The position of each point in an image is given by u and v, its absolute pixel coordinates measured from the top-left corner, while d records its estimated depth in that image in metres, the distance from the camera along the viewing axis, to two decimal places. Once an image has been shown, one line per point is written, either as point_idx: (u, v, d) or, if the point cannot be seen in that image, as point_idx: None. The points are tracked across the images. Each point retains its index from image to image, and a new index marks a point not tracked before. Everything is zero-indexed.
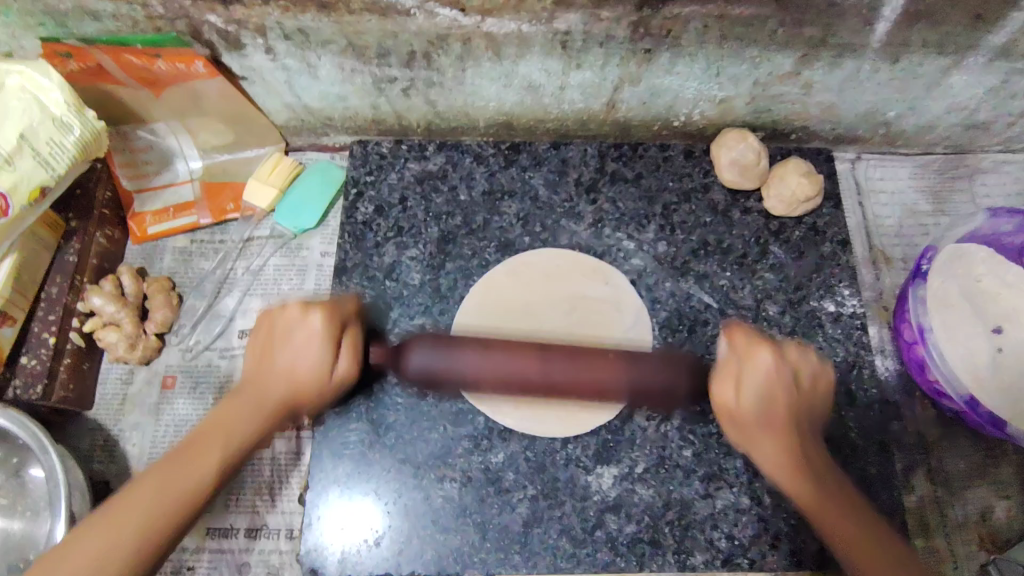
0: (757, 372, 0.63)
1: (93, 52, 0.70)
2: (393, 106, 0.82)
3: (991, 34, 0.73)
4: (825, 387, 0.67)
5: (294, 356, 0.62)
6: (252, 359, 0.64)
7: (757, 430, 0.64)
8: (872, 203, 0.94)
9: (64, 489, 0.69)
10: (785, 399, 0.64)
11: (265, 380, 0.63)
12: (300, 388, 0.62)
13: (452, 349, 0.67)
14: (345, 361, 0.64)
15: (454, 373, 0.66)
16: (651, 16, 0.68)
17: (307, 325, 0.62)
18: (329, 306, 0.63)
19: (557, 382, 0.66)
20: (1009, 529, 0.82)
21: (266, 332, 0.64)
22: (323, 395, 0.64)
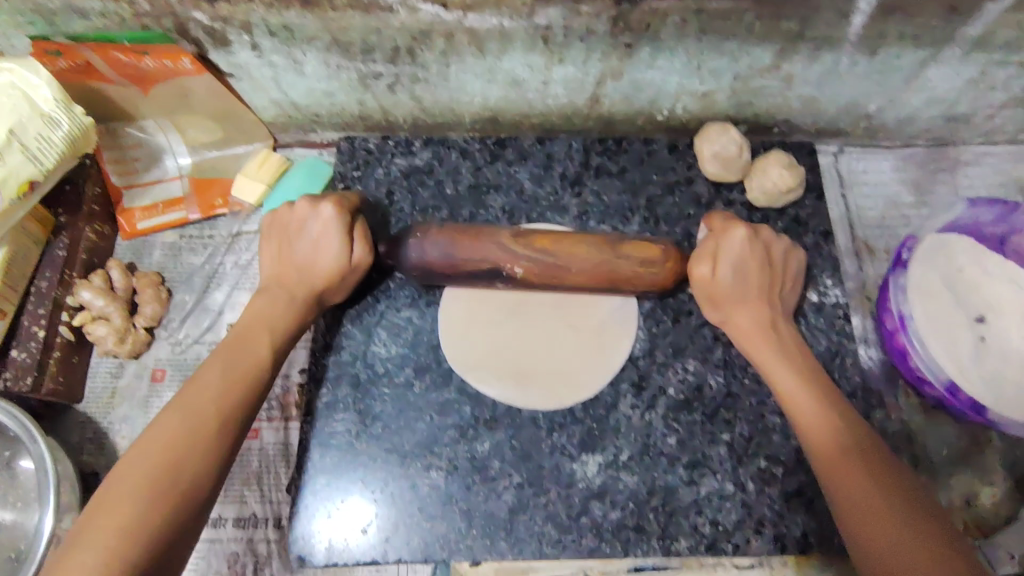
0: (733, 250, 0.74)
1: (81, 50, 0.71)
2: (379, 102, 0.84)
3: (966, 26, 0.74)
4: (796, 260, 0.77)
5: (309, 242, 0.72)
6: (269, 260, 0.74)
7: (734, 297, 0.73)
8: (854, 195, 0.95)
9: (54, 479, 0.70)
10: (758, 280, 0.74)
11: (291, 265, 0.72)
12: (314, 278, 0.72)
13: (460, 238, 0.72)
14: (360, 246, 0.73)
15: (445, 253, 0.71)
16: (630, 11, 0.70)
17: (320, 218, 0.72)
18: (335, 202, 0.72)
19: (546, 277, 0.71)
20: (992, 515, 0.82)
21: (281, 238, 0.73)
22: (343, 283, 0.73)
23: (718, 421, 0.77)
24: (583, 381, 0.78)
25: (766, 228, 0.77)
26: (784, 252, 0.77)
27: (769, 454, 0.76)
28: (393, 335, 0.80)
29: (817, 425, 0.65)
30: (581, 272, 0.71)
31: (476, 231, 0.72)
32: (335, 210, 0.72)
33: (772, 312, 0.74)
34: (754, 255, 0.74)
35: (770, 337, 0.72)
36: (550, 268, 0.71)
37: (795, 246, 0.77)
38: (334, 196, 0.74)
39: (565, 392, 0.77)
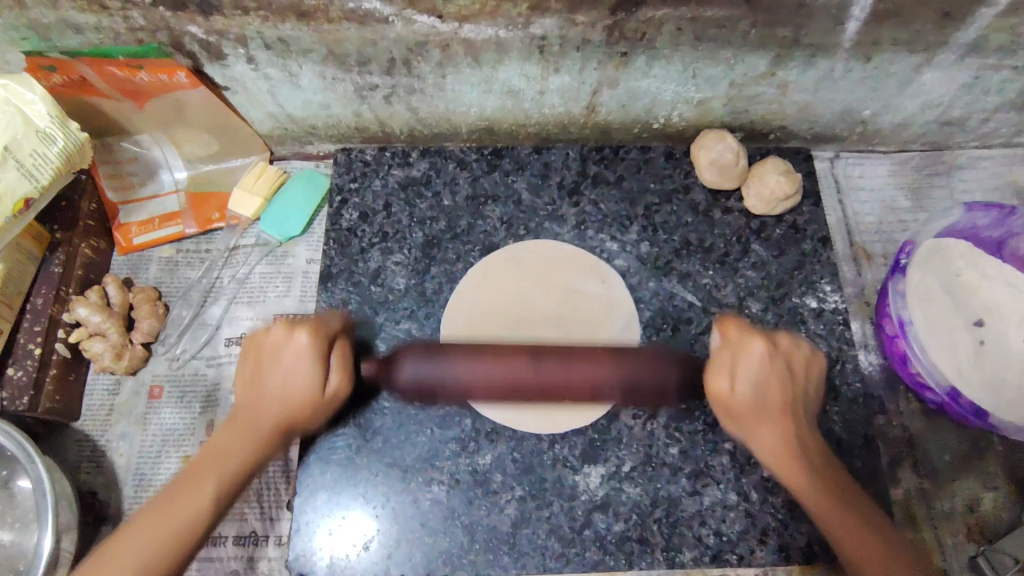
0: (756, 377, 0.63)
1: (75, 64, 0.71)
2: (375, 113, 0.83)
3: (959, 31, 0.75)
4: (817, 375, 0.68)
5: (280, 377, 0.62)
6: (241, 384, 0.64)
7: (747, 409, 0.64)
8: (851, 200, 0.95)
9: (50, 498, 0.69)
10: (777, 391, 0.64)
11: (261, 396, 0.62)
12: (294, 419, 0.62)
13: (474, 365, 0.66)
14: (337, 381, 0.63)
15: (450, 381, 0.66)
16: (625, 20, 0.70)
17: (294, 348, 0.62)
18: (312, 328, 0.62)
19: (548, 382, 0.66)
20: (996, 520, 0.82)
21: (257, 360, 0.63)
22: (317, 413, 0.64)
23: (720, 430, 0.77)
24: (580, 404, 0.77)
25: (784, 334, 0.68)
26: (790, 343, 0.67)
27: None
28: (393, 348, 0.79)
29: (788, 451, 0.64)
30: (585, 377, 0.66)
31: (503, 353, 0.66)
32: (309, 339, 0.62)
33: (785, 373, 0.64)
34: (756, 338, 0.64)
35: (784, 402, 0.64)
36: (556, 373, 0.66)
37: (815, 351, 0.69)
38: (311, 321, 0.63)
39: (562, 409, 0.76)
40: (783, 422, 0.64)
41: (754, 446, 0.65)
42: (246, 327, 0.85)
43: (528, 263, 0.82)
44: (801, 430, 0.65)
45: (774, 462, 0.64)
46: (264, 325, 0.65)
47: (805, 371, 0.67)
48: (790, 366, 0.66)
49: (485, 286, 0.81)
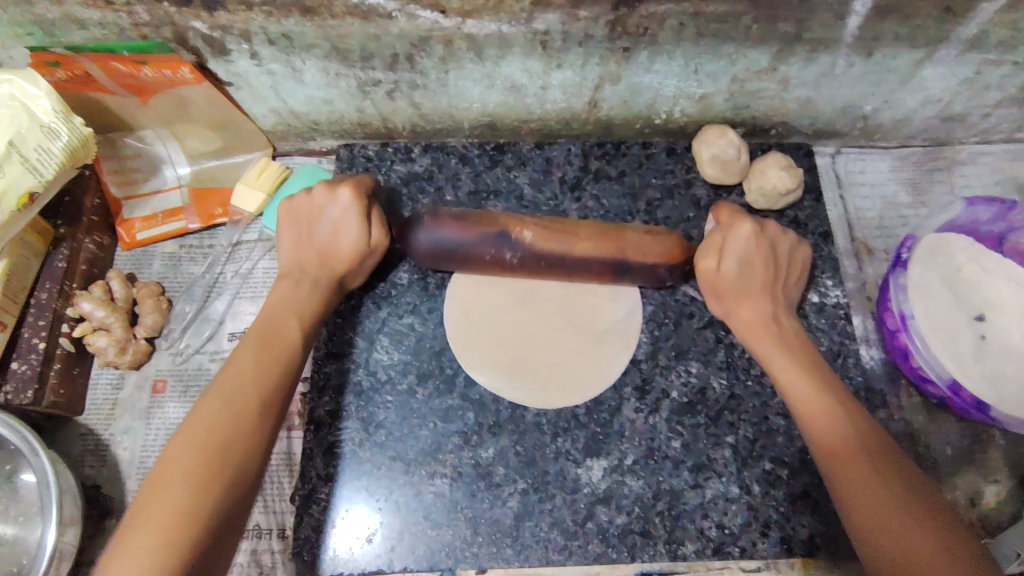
0: (735, 254, 0.73)
1: (79, 60, 0.71)
2: (378, 109, 0.84)
3: (960, 26, 0.75)
4: (800, 271, 0.77)
5: (329, 227, 0.73)
6: (289, 244, 0.74)
7: (732, 291, 0.74)
8: (853, 196, 0.95)
9: (55, 491, 0.70)
10: (759, 270, 0.74)
11: (314, 243, 0.73)
12: (332, 260, 0.73)
13: (462, 226, 0.72)
14: (376, 229, 0.73)
15: (455, 246, 0.72)
16: (628, 15, 0.70)
17: (339, 200, 0.72)
18: (354, 186, 0.72)
19: (558, 271, 0.74)
20: (997, 513, 0.82)
21: (300, 221, 0.74)
22: (360, 264, 0.74)
23: (722, 423, 0.77)
24: (572, 386, 0.77)
25: (774, 226, 0.76)
26: (775, 235, 0.75)
27: (774, 456, 0.76)
28: (396, 342, 0.80)
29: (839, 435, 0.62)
30: (591, 262, 0.73)
31: (480, 218, 0.72)
32: (350, 194, 0.71)
33: (769, 307, 0.74)
34: (742, 217, 0.75)
35: (772, 330, 0.72)
36: (546, 272, 0.74)
37: (801, 244, 0.77)
38: (353, 179, 0.74)
39: (556, 399, 0.77)
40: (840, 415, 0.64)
41: (733, 314, 0.75)
42: (249, 322, 0.85)
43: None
44: (780, 312, 0.74)
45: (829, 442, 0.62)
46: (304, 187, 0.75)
47: (784, 264, 0.75)
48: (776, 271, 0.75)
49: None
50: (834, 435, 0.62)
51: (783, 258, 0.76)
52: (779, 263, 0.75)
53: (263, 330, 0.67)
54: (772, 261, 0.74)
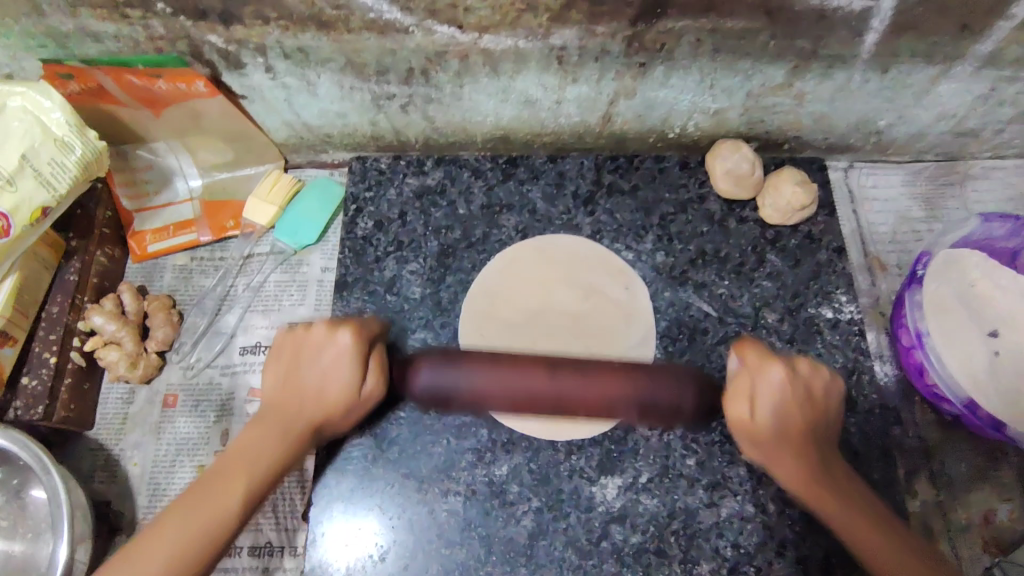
0: (768, 399, 0.65)
1: (92, 73, 0.71)
2: (391, 122, 0.83)
3: (978, 43, 0.74)
4: (836, 397, 0.69)
5: (319, 372, 0.65)
6: (274, 378, 0.67)
7: (773, 432, 0.65)
8: (866, 210, 0.95)
9: (66, 508, 0.69)
10: (796, 405, 0.65)
11: (300, 392, 0.65)
12: (318, 407, 0.65)
13: (451, 363, 0.68)
14: (373, 385, 0.67)
15: (463, 390, 0.67)
16: (644, 31, 0.70)
17: (335, 347, 0.65)
18: (353, 330, 0.66)
19: (567, 397, 0.66)
20: (1012, 531, 0.82)
21: (291, 361, 0.66)
22: (349, 412, 0.67)
23: (737, 441, 0.76)
24: (582, 412, 0.76)
25: (805, 360, 0.68)
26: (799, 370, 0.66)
27: None
28: None
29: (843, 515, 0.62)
30: (589, 395, 0.66)
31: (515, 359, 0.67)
32: (349, 341, 0.65)
33: (811, 413, 0.66)
34: (760, 354, 0.67)
35: (826, 486, 0.64)
36: (579, 389, 0.66)
37: (836, 375, 0.69)
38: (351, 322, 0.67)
39: (566, 425, 0.76)
40: (805, 456, 0.65)
41: (773, 471, 0.66)
42: (261, 336, 0.85)
43: (557, 261, 0.83)
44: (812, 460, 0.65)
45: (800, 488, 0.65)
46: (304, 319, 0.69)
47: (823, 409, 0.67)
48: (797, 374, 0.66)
49: (509, 278, 0.83)
50: (794, 475, 0.65)
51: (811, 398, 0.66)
52: (824, 428, 0.67)
53: (267, 418, 0.65)
54: (807, 400, 0.66)
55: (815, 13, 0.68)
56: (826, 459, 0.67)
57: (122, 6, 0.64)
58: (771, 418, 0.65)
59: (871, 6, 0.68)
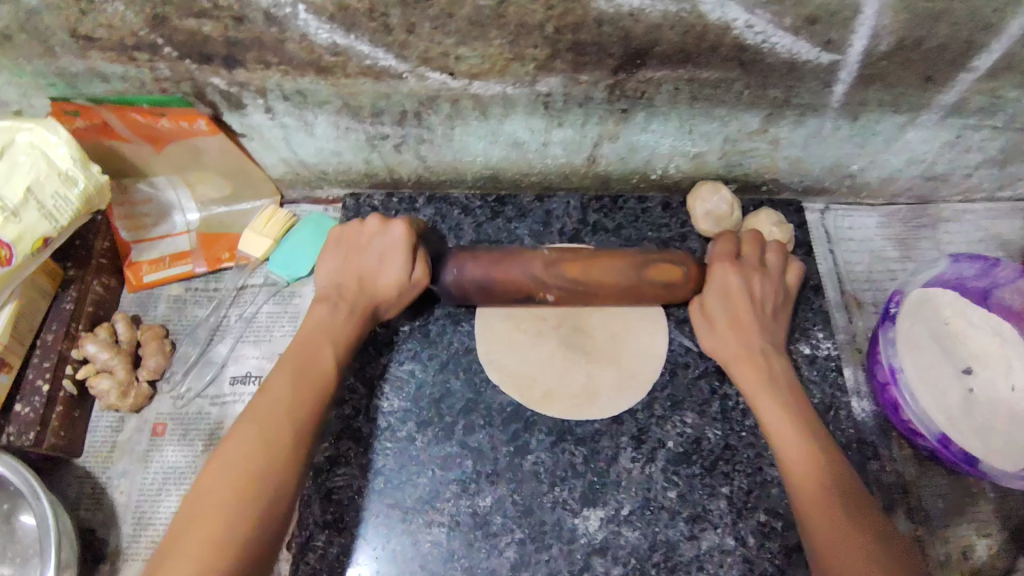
0: (717, 284, 0.78)
1: (100, 110, 0.75)
2: (385, 160, 0.87)
3: (941, 94, 0.79)
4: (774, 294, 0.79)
5: (376, 257, 0.74)
6: (331, 268, 0.76)
7: (721, 325, 0.78)
8: (842, 251, 0.99)
9: (54, 534, 0.70)
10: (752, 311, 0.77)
11: (359, 270, 0.74)
12: (371, 288, 0.74)
13: (480, 262, 0.76)
14: (420, 268, 0.75)
15: (484, 275, 0.76)
16: (626, 80, 0.74)
17: (389, 235, 0.74)
18: (403, 221, 0.75)
19: (576, 283, 0.75)
20: (990, 567, 0.83)
21: (348, 247, 0.76)
22: (397, 298, 0.75)
23: (717, 474, 0.78)
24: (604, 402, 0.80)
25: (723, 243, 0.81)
26: (782, 255, 0.81)
27: (768, 507, 0.76)
28: (397, 389, 0.82)
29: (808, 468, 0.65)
30: (599, 287, 0.76)
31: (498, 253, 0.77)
32: (402, 230, 0.74)
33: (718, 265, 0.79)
34: (724, 264, 0.78)
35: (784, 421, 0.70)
36: (579, 262, 0.76)
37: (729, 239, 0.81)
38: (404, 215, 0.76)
39: (585, 408, 0.80)
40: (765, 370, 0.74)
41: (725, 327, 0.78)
42: (251, 366, 0.86)
43: None
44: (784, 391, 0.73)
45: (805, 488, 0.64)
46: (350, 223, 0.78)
47: (769, 300, 0.78)
48: (762, 263, 0.80)
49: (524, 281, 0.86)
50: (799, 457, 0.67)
51: (776, 275, 0.80)
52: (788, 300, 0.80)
53: (318, 331, 0.71)
54: (761, 273, 0.79)
55: (785, 66, 0.73)
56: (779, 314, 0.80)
57: (130, 50, 0.68)
58: (718, 317, 0.78)
59: (838, 59, 0.72)
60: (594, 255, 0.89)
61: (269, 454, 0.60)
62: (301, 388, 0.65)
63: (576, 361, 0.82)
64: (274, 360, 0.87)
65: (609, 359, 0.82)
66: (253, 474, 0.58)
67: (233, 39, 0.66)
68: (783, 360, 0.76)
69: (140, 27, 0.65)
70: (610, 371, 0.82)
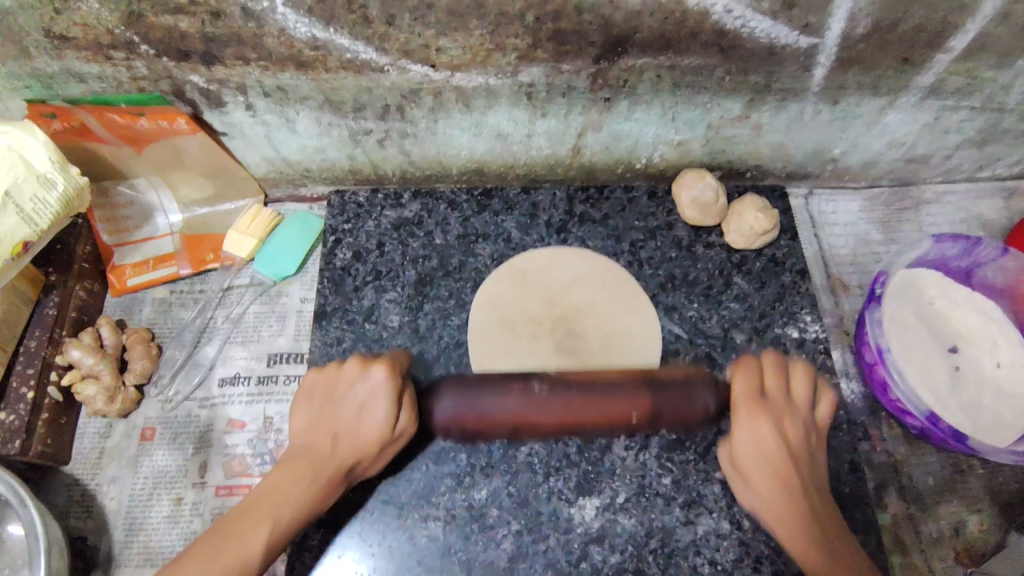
0: (747, 430, 0.67)
1: (77, 112, 0.73)
2: (369, 156, 0.86)
3: (919, 75, 0.80)
4: (797, 376, 0.70)
5: (354, 407, 0.66)
6: (305, 419, 0.67)
7: (751, 468, 0.67)
8: (827, 235, 0.99)
9: (43, 542, 0.69)
10: (788, 451, 0.66)
11: (334, 425, 0.66)
12: (349, 443, 0.66)
13: (482, 424, 0.72)
14: (404, 419, 0.68)
15: (474, 411, 0.72)
16: (608, 69, 0.74)
17: (371, 380, 0.67)
18: (387, 366, 0.68)
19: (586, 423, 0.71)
20: (983, 542, 0.83)
21: (322, 398, 0.68)
22: (382, 452, 0.68)
23: (711, 458, 0.78)
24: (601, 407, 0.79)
25: (746, 364, 0.70)
26: (808, 378, 0.71)
27: None
28: None
29: (817, 560, 0.62)
30: (614, 418, 0.72)
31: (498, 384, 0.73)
32: (385, 374, 0.67)
33: (767, 443, 0.66)
34: (747, 407, 0.67)
35: (794, 504, 0.65)
36: (571, 409, 0.71)
37: (754, 365, 0.70)
38: (383, 357, 0.69)
39: None
40: (790, 484, 0.65)
41: (745, 437, 0.67)
42: (239, 367, 0.86)
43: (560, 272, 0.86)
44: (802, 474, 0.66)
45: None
46: (332, 361, 0.71)
47: (804, 446, 0.67)
48: (789, 400, 0.69)
49: (521, 282, 0.85)
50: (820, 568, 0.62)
51: (806, 410, 0.69)
52: (819, 438, 0.70)
53: (293, 465, 0.64)
54: (790, 412, 0.68)
55: (766, 50, 0.73)
56: (813, 455, 0.69)
57: (106, 49, 0.67)
58: (755, 474, 0.66)
59: (817, 43, 0.73)
60: (588, 256, 0.88)
61: (268, 514, 0.61)
62: (251, 523, 0.59)
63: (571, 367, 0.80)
64: (262, 361, 0.86)
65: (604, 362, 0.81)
66: (242, 541, 0.58)
67: (210, 35, 0.66)
68: (813, 471, 0.68)
69: (116, 25, 0.64)
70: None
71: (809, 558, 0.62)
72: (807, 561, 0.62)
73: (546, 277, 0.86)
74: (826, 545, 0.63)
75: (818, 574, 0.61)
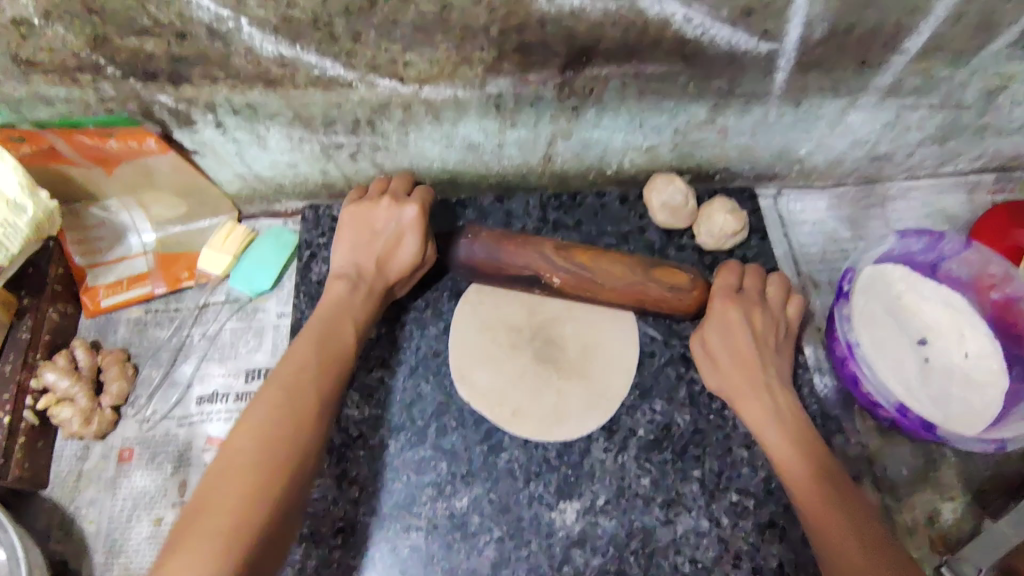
0: (717, 323, 0.79)
1: (45, 135, 0.73)
2: (341, 170, 0.87)
3: (876, 76, 0.82)
4: (778, 296, 0.82)
5: (390, 235, 0.77)
6: (346, 246, 0.78)
7: (726, 364, 0.78)
8: (796, 234, 1.02)
9: (24, 567, 0.68)
10: (753, 352, 0.77)
11: (375, 255, 0.77)
12: (388, 268, 0.77)
13: (505, 245, 0.78)
14: (427, 248, 0.78)
15: (494, 260, 0.78)
16: (573, 79, 0.75)
17: (404, 210, 0.77)
18: (419, 203, 0.78)
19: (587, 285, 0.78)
20: (956, 530, 0.85)
21: (362, 227, 0.78)
22: (408, 277, 0.79)
23: (688, 458, 0.79)
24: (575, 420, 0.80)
25: (733, 263, 0.83)
26: (779, 281, 0.83)
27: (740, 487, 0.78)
28: (368, 397, 0.81)
29: (802, 477, 0.69)
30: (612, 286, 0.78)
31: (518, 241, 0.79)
32: (416, 211, 0.77)
33: (734, 331, 0.78)
34: (722, 298, 0.79)
35: (761, 397, 0.75)
36: (577, 286, 0.79)
37: (752, 266, 0.83)
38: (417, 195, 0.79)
39: (555, 427, 0.79)
40: (765, 386, 0.76)
41: (716, 337, 0.79)
42: (217, 384, 0.85)
43: (541, 283, 0.87)
44: (778, 399, 0.76)
45: (789, 470, 0.70)
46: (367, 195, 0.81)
47: (768, 332, 0.79)
48: (763, 298, 0.81)
49: (504, 290, 0.86)
50: (784, 454, 0.72)
51: (774, 308, 0.81)
52: (788, 329, 0.82)
53: (344, 277, 0.76)
54: (760, 305, 0.80)
55: (727, 56, 0.75)
56: (790, 390, 0.77)
57: (73, 71, 0.67)
58: (721, 360, 0.78)
59: (776, 48, 0.75)
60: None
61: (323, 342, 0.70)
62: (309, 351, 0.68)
63: (546, 375, 0.81)
64: (240, 377, 0.86)
65: (579, 374, 0.82)
66: (302, 385, 0.65)
67: (177, 55, 0.66)
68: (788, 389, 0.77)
69: (81, 47, 0.64)
70: (580, 387, 0.81)
71: (786, 449, 0.72)
72: (767, 436, 0.73)
73: (527, 286, 0.87)
74: (801, 441, 0.72)
75: (794, 463, 0.70)
